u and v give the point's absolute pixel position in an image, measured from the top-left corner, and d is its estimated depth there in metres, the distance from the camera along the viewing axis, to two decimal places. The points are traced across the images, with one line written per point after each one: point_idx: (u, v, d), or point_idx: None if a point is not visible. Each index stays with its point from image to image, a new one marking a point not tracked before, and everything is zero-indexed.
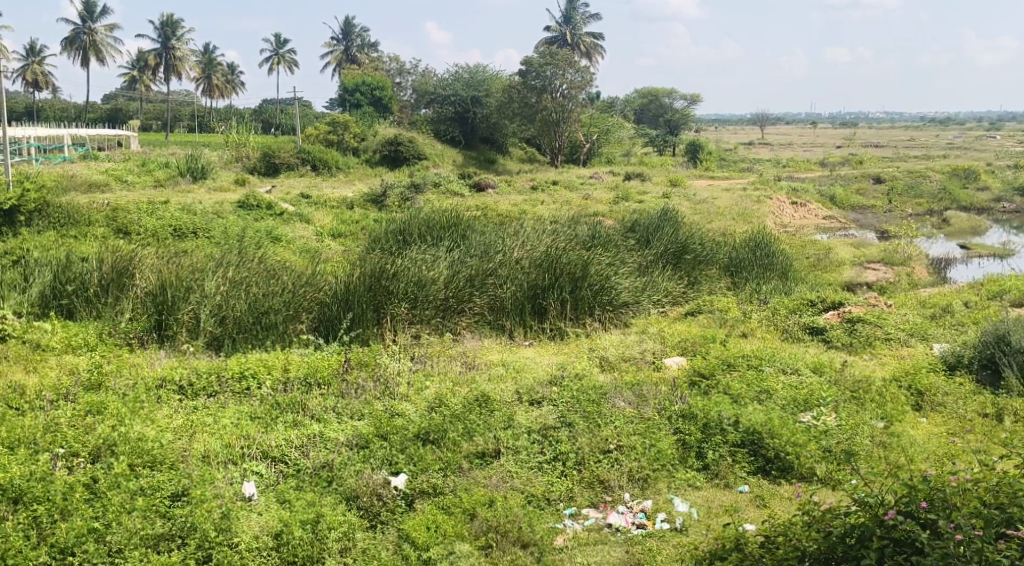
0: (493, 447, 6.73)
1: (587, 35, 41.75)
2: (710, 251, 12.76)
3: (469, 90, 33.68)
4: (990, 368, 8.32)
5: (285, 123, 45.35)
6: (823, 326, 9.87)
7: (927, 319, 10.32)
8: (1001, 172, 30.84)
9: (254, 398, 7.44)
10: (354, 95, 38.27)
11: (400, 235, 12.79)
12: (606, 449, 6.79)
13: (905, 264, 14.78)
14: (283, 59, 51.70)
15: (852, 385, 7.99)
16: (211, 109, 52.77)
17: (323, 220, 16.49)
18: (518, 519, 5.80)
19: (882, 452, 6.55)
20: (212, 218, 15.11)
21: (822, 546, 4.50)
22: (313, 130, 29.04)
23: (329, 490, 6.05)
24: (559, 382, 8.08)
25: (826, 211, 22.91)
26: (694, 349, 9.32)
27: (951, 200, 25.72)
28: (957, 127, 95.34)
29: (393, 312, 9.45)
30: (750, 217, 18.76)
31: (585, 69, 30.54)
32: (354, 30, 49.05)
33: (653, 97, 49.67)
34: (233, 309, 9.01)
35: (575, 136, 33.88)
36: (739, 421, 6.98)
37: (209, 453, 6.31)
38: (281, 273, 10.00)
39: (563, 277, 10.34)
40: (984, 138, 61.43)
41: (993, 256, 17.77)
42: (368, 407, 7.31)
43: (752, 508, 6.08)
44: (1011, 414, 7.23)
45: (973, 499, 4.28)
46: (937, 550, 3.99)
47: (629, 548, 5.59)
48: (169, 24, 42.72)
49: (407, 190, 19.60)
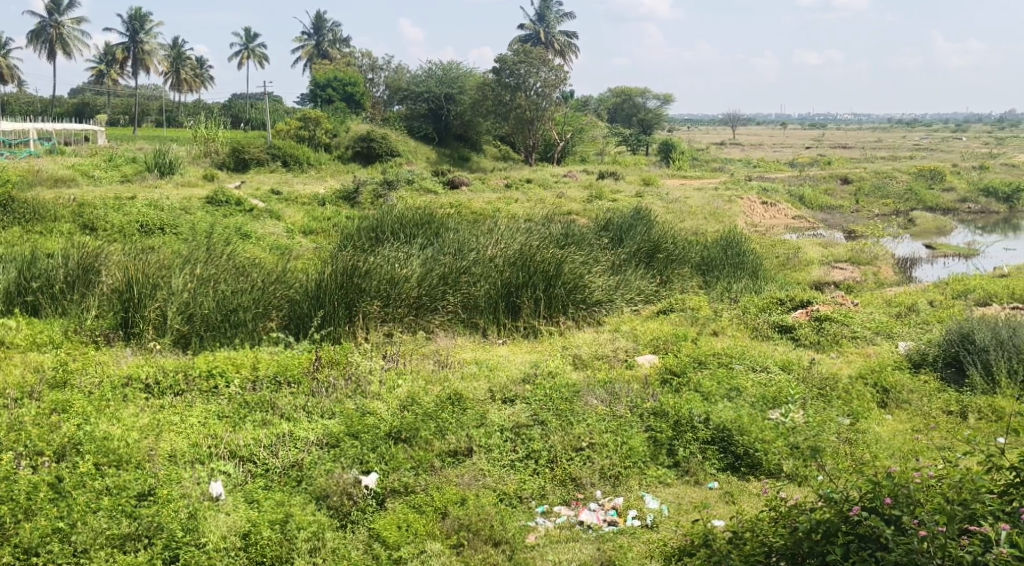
0: (466, 446, 6.74)
1: (561, 34, 41.85)
2: (682, 249, 12.85)
3: (442, 87, 33.56)
4: (955, 366, 8.46)
5: (256, 119, 45.00)
6: (792, 325, 9.97)
7: (892, 317, 10.49)
8: (966, 173, 31.43)
9: (222, 396, 7.37)
10: (326, 91, 38.04)
11: (373, 232, 12.71)
12: (578, 447, 6.81)
13: (871, 264, 14.98)
14: (254, 54, 51.28)
15: (820, 382, 8.10)
16: (181, 103, 52.16)
17: (294, 217, 16.36)
18: (490, 518, 5.80)
19: (849, 449, 6.61)
20: (180, 214, 14.94)
21: (788, 542, 4.55)
22: (283, 125, 28.75)
23: (299, 490, 6.02)
24: (532, 380, 8.09)
25: (796, 211, 23.17)
26: (666, 346, 9.38)
27: (916, 201, 26.19)
28: (925, 127, 97.88)
29: (365, 309, 9.38)
30: (720, 216, 18.95)
31: (558, 68, 30.68)
32: (326, 24, 48.80)
33: (626, 97, 49.86)
34: (201, 306, 8.89)
35: (548, 134, 33.86)
36: (710, 419, 7.05)
37: (176, 452, 6.24)
38: (251, 271, 9.89)
39: (536, 276, 10.33)
40: (944, 141, 63.71)
41: (957, 256, 18.07)
42: (339, 405, 7.27)
43: (722, 504, 6.14)
44: (975, 412, 7.36)
45: (937, 496, 4.34)
46: (902, 546, 4.06)
47: (600, 545, 5.61)
48: (138, 18, 42.19)
49: (380, 187, 19.53)
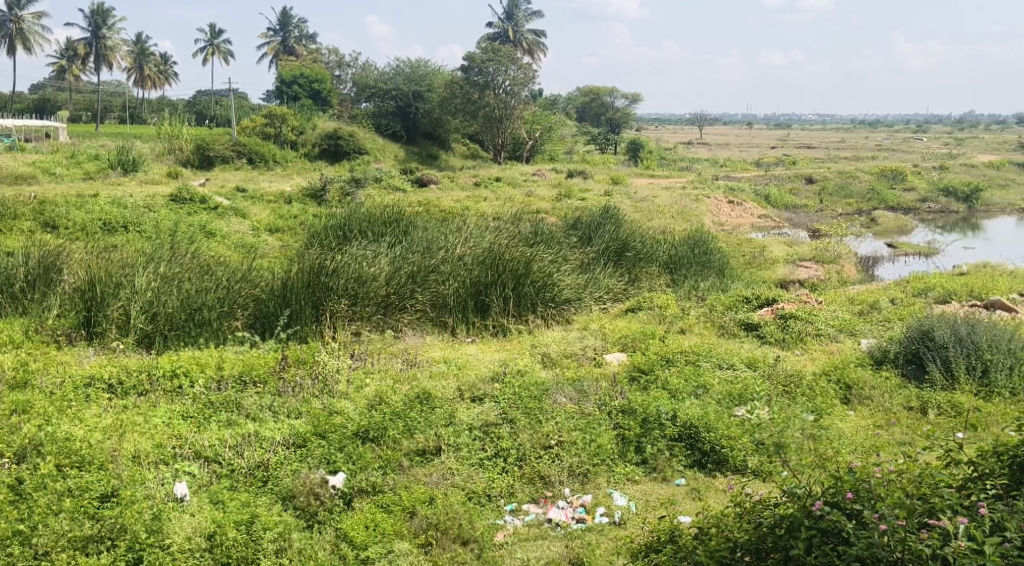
0: (435, 444, 6.72)
1: (530, 33, 41.92)
2: (650, 248, 12.92)
3: (410, 85, 33.42)
4: (915, 362, 8.60)
5: (221, 115, 44.48)
6: (757, 322, 10.09)
7: (855, 315, 10.64)
8: (926, 173, 32.06)
9: (186, 396, 7.27)
10: (292, 88, 37.72)
11: (340, 230, 12.62)
12: (547, 444, 6.82)
13: (834, 263, 15.20)
14: (219, 50, 50.70)
15: (785, 379, 8.21)
16: (144, 100, 51.42)
17: (260, 215, 16.21)
18: (458, 517, 5.79)
19: (813, 444, 6.70)
20: (144, 212, 14.72)
21: (752, 537, 4.60)
22: (249, 122, 28.40)
23: (265, 491, 5.96)
24: (501, 378, 8.09)
25: (762, 211, 23.43)
26: (635, 344, 9.44)
27: (878, 200, 26.66)
28: (886, 128, 99.68)
29: (332, 308, 9.32)
30: (688, 215, 19.11)
31: (527, 67, 30.70)
32: (292, 21, 48.40)
33: (594, 97, 50.16)
34: (165, 306, 8.75)
35: (517, 133, 33.87)
36: (677, 415, 7.11)
37: (140, 453, 6.16)
38: (216, 269, 9.77)
39: (505, 274, 10.32)
40: (905, 141, 64.85)
41: (918, 254, 18.42)
42: (306, 404, 7.21)
43: (689, 501, 6.20)
44: (935, 408, 7.50)
45: (897, 490, 4.41)
46: (863, 540, 4.12)
47: (568, 542, 5.62)
48: (100, 13, 41.48)
49: (348, 185, 19.42)
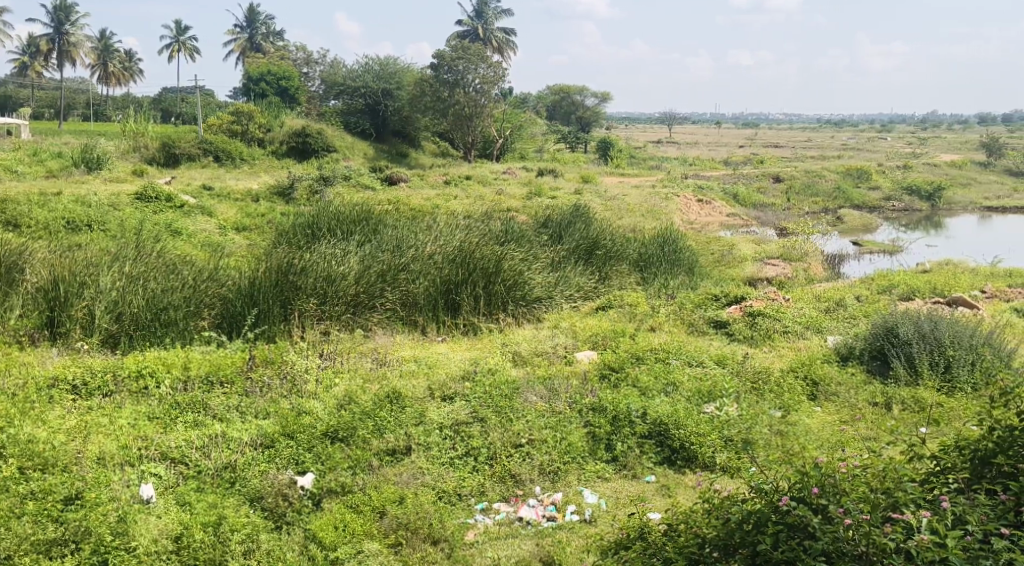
0: (404, 444, 6.69)
1: (499, 30, 41.86)
2: (621, 246, 12.98)
3: (379, 82, 33.25)
4: (880, 358, 8.73)
5: (187, 112, 43.92)
6: (726, 320, 10.20)
7: (822, 312, 10.77)
8: (891, 172, 32.58)
9: (152, 397, 7.16)
10: (259, 85, 37.34)
11: (309, 228, 12.52)
12: (518, 443, 6.82)
13: (801, 260, 15.39)
14: (185, 47, 50.04)
15: (753, 376, 8.29)
16: (108, 98, 50.62)
17: (227, 213, 16.02)
18: (428, 516, 5.77)
19: (780, 440, 6.77)
20: (108, 210, 14.48)
21: (720, 533, 4.62)
22: (216, 119, 28.02)
23: (232, 492, 5.89)
24: (472, 376, 8.08)
25: (731, 209, 23.64)
26: (606, 342, 9.47)
27: (843, 199, 27.04)
28: (852, 128, 101.07)
29: (300, 307, 9.27)
30: (657, 213, 19.22)
31: (497, 65, 30.77)
32: (260, 17, 47.91)
33: (565, 94, 49.74)
34: (130, 305, 8.61)
35: (488, 131, 33.85)
36: (647, 413, 7.16)
37: (105, 455, 6.06)
38: (182, 268, 9.62)
39: (476, 273, 10.31)
40: (870, 141, 65.60)
41: (882, 252, 18.70)
42: (274, 405, 7.14)
43: (658, 498, 6.24)
44: (899, 403, 7.62)
45: (861, 485, 4.47)
46: (828, 535, 4.16)
47: (539, 540, 5.62)
48: (62, 8, 40.69)
49: (316, 182, 19.25)
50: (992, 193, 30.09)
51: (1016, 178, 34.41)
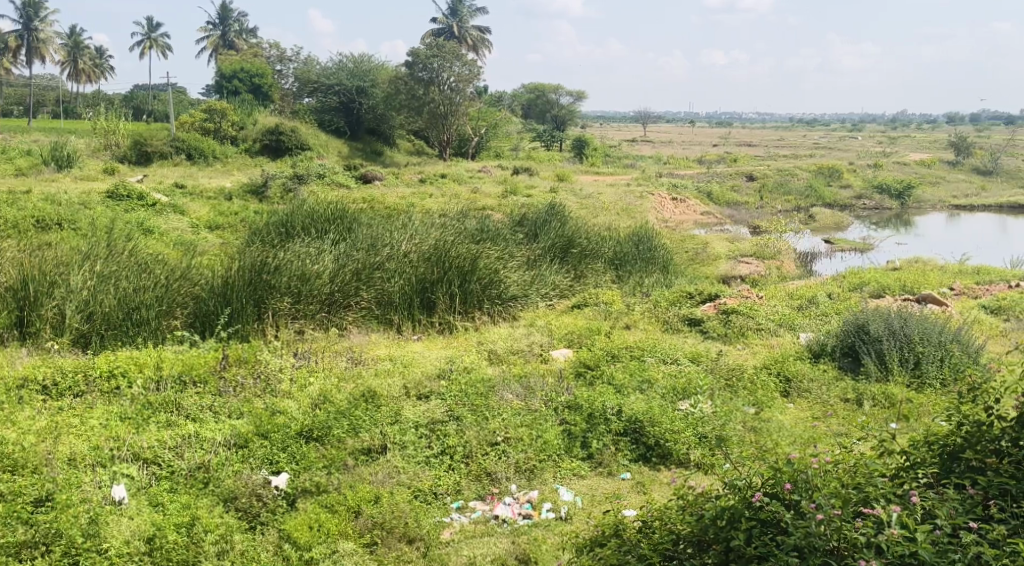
0: (380, 443, 6.67)
1: (474, 29, 41.80)
2: (596, 245, 13.04)
3: (353, 80, 33.09)
4: (851, 355, 8.85)
5: (158, 110, 43.38)
6: (701, 318, 10.29)
7: (794, 310, 10.88)
8: (861, 171, 32.98)
9: (124, 398, 7.07)
10: (232, 82, 36.98)
11: (282, 227, 12.43)
12: (493, 441, 6.82)
13: (773, 259, 15.57)
14: (157, 44, 49.43)
15: (727, 373, 8.37)
16: (78, 95, 49.90)
17: (199, 212, 15.87)
18: (404, 515, 5.75)
19: (753, 437, 6.84)
20: (78, 209, 14.28)
21: (694, 529, 4.65)
22: (187, 116, 27.73)
23: (205, 492, 5.82)
24: (447, 375, 8.07)
25: (704, 207, 23.83)
26: (581, 341, 9.49)
27: (816, 198, 27.31)
28: (824, 127, 102.09)
29: (274, 306, 9.20)
30: (631, 212, 19.32)
31: (472, 62, 30.92)
32: (232, 14, 47.45)
33: (540, 93, 49.95)
34: (101, 305, 8.51)
35: (463, 130, 33.80)
36: (623, 410, 7.20)
37: (76, 456, 5.99)
38: (154, 266, 9.49)
39: (451, 271, 10.29)
40: (841, 141, 66.23)
41: (854, 250, 18.92)
42: (248, 404, 7.08)
43: (634, 494, 6.28)
44: (869, 399, 7.71)
45: (833, 480, 4.50)
46: (801, 529, 4.18)
47: (514, 539, 5.63)
48: (31, 4, 40.03)
49: (290, 180, 19.11)
50: (960, 191, 30.56)
51: (984, 177, 34.95)
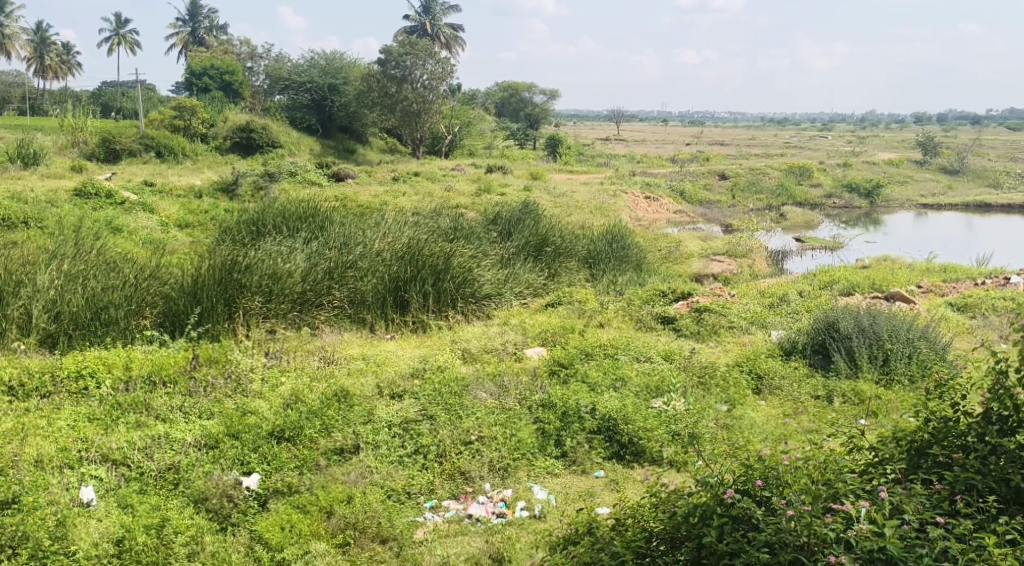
0: (352, 443, 6.62)
1: (447, 26, 41.72)
2: (569, 243, 13.07)
3: (325, 78, 32.88)
4: (822, 352, 8.95)
5: (127, 107, 42.81)
6: (674, 316, 10.34)
7: (766, 307, 10.98)
8: (831, 170, 33.37)
9: (92, 398, 6.96)
10: (202, 79, 36.58)
11: (254, 225, 12.29)
12: (467, 440, 6.80)
13: (745, 257, 15.72)
14: (125, 40, 48.79)
15: (699, 370, 8.41)
16: (45, 92, 49.11)
17: (169, 210, 15.65)
18: (377, 515, 5.72)
19: (725, 434, 6.88)
20: (45, 207, 14.04)
21: (667, 526, 4.67)
22: (157, 114, 27.39)
23: (175, 493, 5.75)
24: (421, 374, 8.05)
25: (677, 206, 23.99)
26: (555, 339, 9.50)
27: (786, 196, 27.58)
28: (796, 127, 103.05)
29: (245, 305, 9.10)
30: (604, 210, 19.40)
31: (444, 60, 30.78)
32: (202, 11, 47.00)
33: (513, 91, 50.02)
34: (69, 304, 8.36)
35: (437, 128, 33.72)
36: (596, 408, 7.22)
37: (43, 458, 5.90)
38: (122, 266, 9.34)
39: (425, 270, 10.26)
40: (812, 140, 66.82)
41: (824, 248, 19.14)
42: (218, 405, 6.99)
43: (607, 492, 6.29)
44: (839, 396, 7.80)
45: (804, 476, 4.53)
46: (771, 526, 4.21)
47: (488, 538, 5.61)
48: None
49: (261, 178, 18.94)
50: (927, 191, 31.02)
51: (950, 176, 35.50)
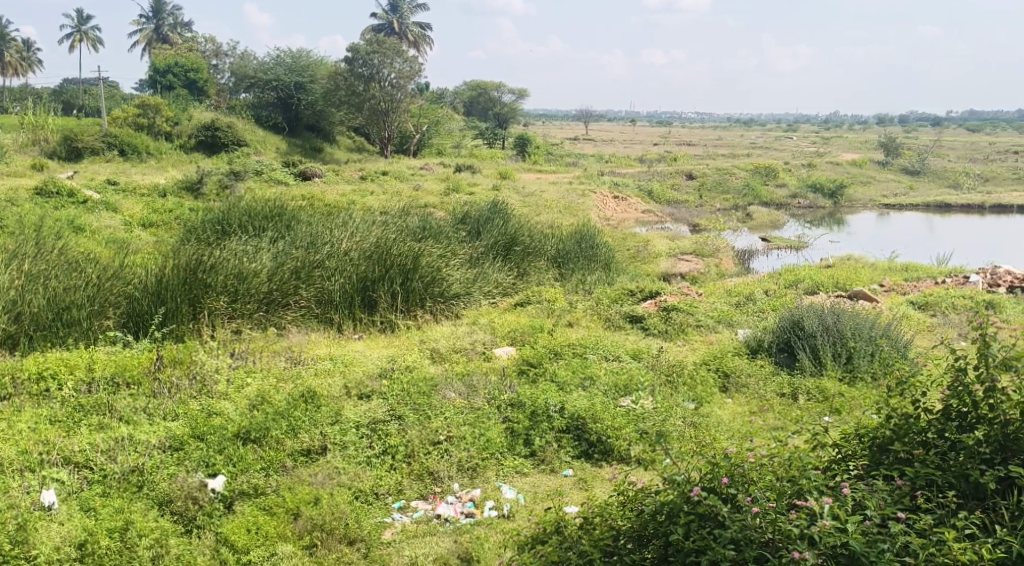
0: (319, 444, 6.56)
1: (415, 26, 41.61)
2: (538, 243, 13.10)
3: (293, 75, 32.59)
4: (787, 350, 9.05)
5: (89, 105, 42.02)
6: (641, 315, 10.39)
7: (731, 306, 11.08)
8: (797, 170, 33.81)
9: (53, 400, 6.84)
10: (167, 77, 36.06)
11: (219, 225, 12.15)
12: (435, 440, 6.77)
13: (711, 256, 15.85)
14: (88, 37, 47.99)
15: (667, 369, 8.46)
16: (4, 90, 48.08)
17: (132, 209, 15.39)
18: (344, 516, 5.67)
19: (693, 431, 6.92)
20: (4, 206, 13.75)
21: (635, 525, 4.70)
22: (120, 112, 26.95)
23: (140, 495, 5.67)
24: (389, 374, 8.00)
25: (645, 205, 24.14)
26: (524, 338, 9.51)
27: (753, 196, 27.88)
28: (762, 128, 104.16)
29: (211, 305, 9.00)
30: (573, 210, 19.47)
31: (413, 59, 30.69)
32: (167, 7, 46.39)
33: (481, 90, 49.99)
34: (29, 305, 8.18)
35: (406, 127, 33.61)
36: (565, 408, 7.23)
37: (3, 461, 5.78)
38: (85, 265, 9.17)
39: (392, 269, 10.21)
40: (775, 140, 67.61)
41: (789, 248, 19.35)
42: (183, 406, 6.90)
43: (575, 491, 6.31)
44: (804, 393, 7.90)
45: (768, 474, 4.58)
46: (736, 523, 4.26)
47: (457, 537, 5.59)
48: None
49: (227, 177, 18.71)
50: (890, 191, 31.55)
51: (911, 176, 36.15)
